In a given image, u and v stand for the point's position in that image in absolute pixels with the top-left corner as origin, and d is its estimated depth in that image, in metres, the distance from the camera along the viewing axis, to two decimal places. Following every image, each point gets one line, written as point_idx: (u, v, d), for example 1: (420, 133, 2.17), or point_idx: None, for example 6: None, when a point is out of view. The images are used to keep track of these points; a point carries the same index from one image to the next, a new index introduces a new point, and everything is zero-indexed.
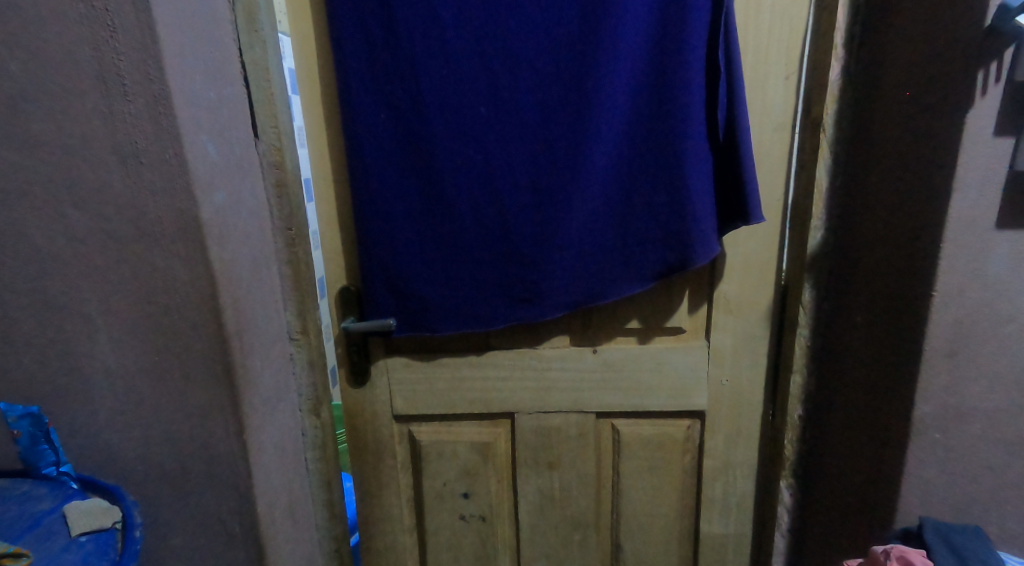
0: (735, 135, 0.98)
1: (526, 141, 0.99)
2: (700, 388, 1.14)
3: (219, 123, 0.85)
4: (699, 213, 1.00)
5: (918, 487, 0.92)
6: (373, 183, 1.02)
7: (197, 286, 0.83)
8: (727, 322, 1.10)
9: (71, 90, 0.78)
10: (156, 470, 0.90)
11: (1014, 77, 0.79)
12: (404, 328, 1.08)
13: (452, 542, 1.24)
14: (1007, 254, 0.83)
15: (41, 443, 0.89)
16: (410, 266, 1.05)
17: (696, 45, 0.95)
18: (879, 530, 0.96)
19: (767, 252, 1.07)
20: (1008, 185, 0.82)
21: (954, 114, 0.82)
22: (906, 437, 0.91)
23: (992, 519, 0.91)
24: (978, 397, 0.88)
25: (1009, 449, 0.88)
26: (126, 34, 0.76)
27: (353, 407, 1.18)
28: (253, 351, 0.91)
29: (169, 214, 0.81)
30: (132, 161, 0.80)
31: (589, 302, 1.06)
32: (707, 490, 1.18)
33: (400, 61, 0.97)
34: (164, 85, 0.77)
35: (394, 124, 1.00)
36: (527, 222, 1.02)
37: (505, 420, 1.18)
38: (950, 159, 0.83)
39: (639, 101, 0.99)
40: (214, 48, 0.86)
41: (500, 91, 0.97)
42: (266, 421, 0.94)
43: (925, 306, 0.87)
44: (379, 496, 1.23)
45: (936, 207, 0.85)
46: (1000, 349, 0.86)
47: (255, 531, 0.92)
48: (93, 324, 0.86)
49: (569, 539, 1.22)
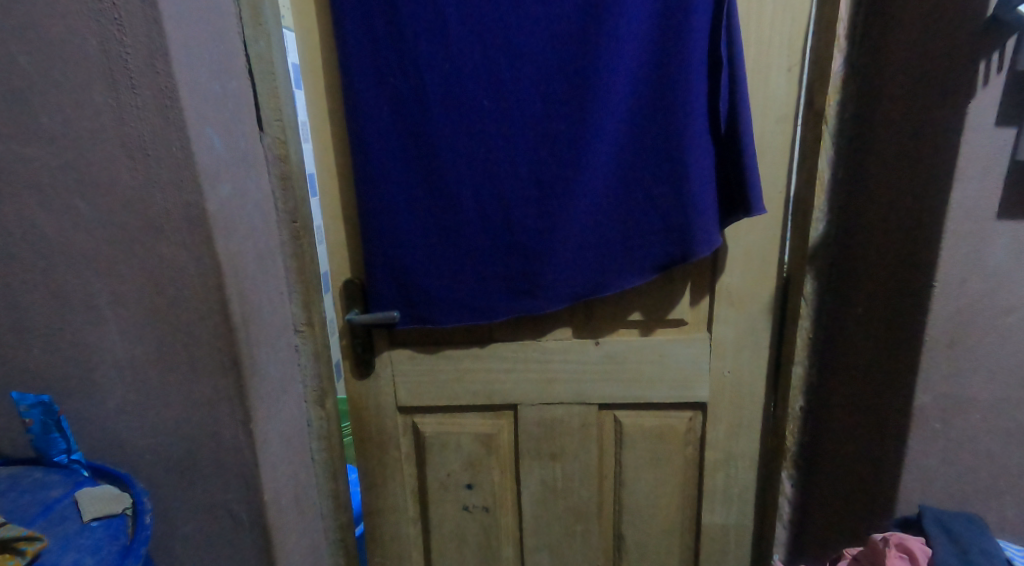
0: (736, 127, 0.98)
1: (529, 135, 1.00)
2: (701, 380, 1.14)
3: (225, 115, 0.86)
4: (700, 204, 1.01)
5: (919, 476, 0.93)
6: (377, 176, 1.02)
7: (203, 277, 0.84)
8: (729, 314, 1.11)
9: (79, 83, 0.79)
10: (165, 459, 0.92)
11: (1015, 68, 0.79)
12: (408, 319, 1.09)
13: (454, 532, 1.25)
14: (1007, 244, 0.84)
15: (52, 432, 0.90)
16: (414, 258, 1.05)
17: (698, 38, 0.96)
18: (880, 519, 0.97)
19: (768, 244, 1.07)
20: (1010, 175, 0.82)
21: (955, 105, 0.83)
22: (906, 427, 0.92)
23: (991, 508, 0.92)
24: (978, 387, 0.88)
25: (1009, 438, 0.89)
26: (132, 26, 0.77)
27: (357, 399, 1.20)
28: (259, 343, 0.92)
29: (177, 205, 0.82)
30: (139, 154, 0.81)
31: (591, 294, 1.07)
32: (708, 482, 1.19)
33: (404, 54, 0.98)
34: (171, 78, 0.78)
35: (397, 117, 1.01)
36: (529, 215, 1.02)
37: (507, 412, 1.19)
38: (952, 150, 0.83)
39: (641, 94, 0.99)
40: (220, 42, 0.87)
41: (504, 85, 0.98)
42: (272, 412, 0.95)
43: (926, 298, 0.88)
44: (383, 488, 1.24)
45: (937, 197, 0.85)
46: (1000, 339, 0.86)
47: (262, 519, 0.93)
48: (103, 315, 0.87)
49: (571, 530, 1.24)
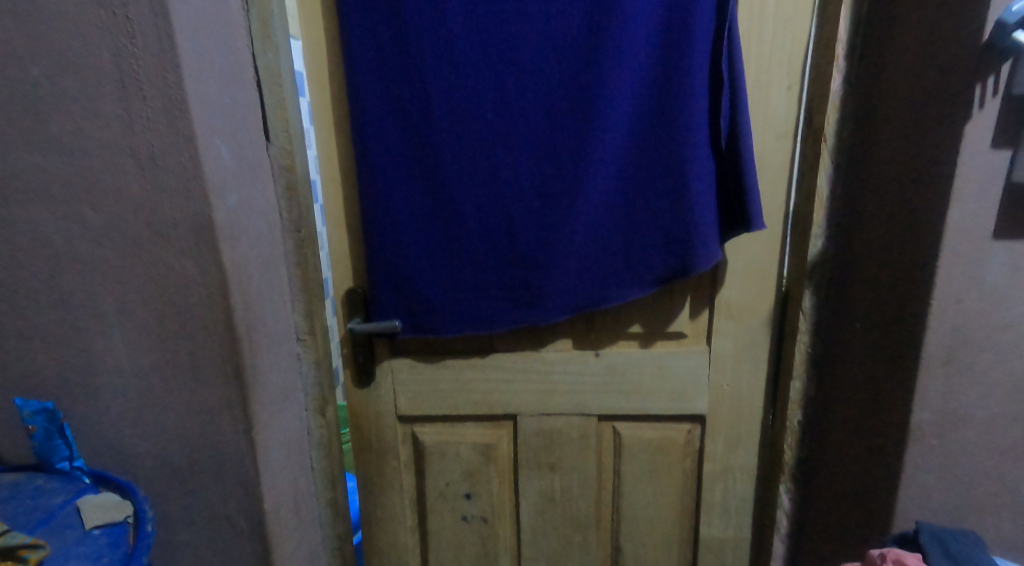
0: (737, 143, 1.00)
1: (532, 148, 1.01)
2: (700, 392, 1.15)
3: (233, 126, 0.88)
4: (700, 218, 1.02)
5: (916, 492, 0.93)
6: (381, 186, 1.04)
7: (208, 286, 0.85)
8: (728, 327, 1.12)
9: (91, 93, 0.80)
10: (166, 466, 0.92)
11: (1011, 91, 0.81)
12: (410, 329, 1.10)
13: (452, 542, 1.25)
14: (1003, 263, 0.85)
15: (55, 438, 0.91)
16: (417, 268, 1.06)
17: (700, 55, 0.97)
18: (877, 535, 0.97)
19: (767, 259, 1.09)
20: (1006, 195, 0.83)
21: (952, 126, 0.84)
22: (904, 442, 0.92)
23: (989, 524, 0.92)
24: (976, 404, 0.89)
25: (1006, 454, 0.90)
26: (145, 39, 0.78)
27: (357, 407, 1.20)
28: (262, 351, 0.93)
29: (184, 215, 0.83)
30: (148, 164, 0.82)
31: (592, 306, 1.07)
32: (706, 494, 1.20)
33: (410, 67, 0.99)
34: (181, 90, 0.79)
35: (402, 128, 1.02)
36: (532, 226, 1.03)
37: (507, 422, 1.20)
38: (949, 169, 0.84)
39: (643, 108, 1.01)
40: (229, 55, 0.88)
41: (507, 98, 0.99)
42: (274, 419, 0.96)
43: (924, 314, 0.88)
44: (382, 496, 1.24)
45: (934, 216, 0.86)
46: (997, 356, 0.87)
47: (262, 527, 0.93)
48: (108, 321, 0.88)
49: (569, 541, 1.24)
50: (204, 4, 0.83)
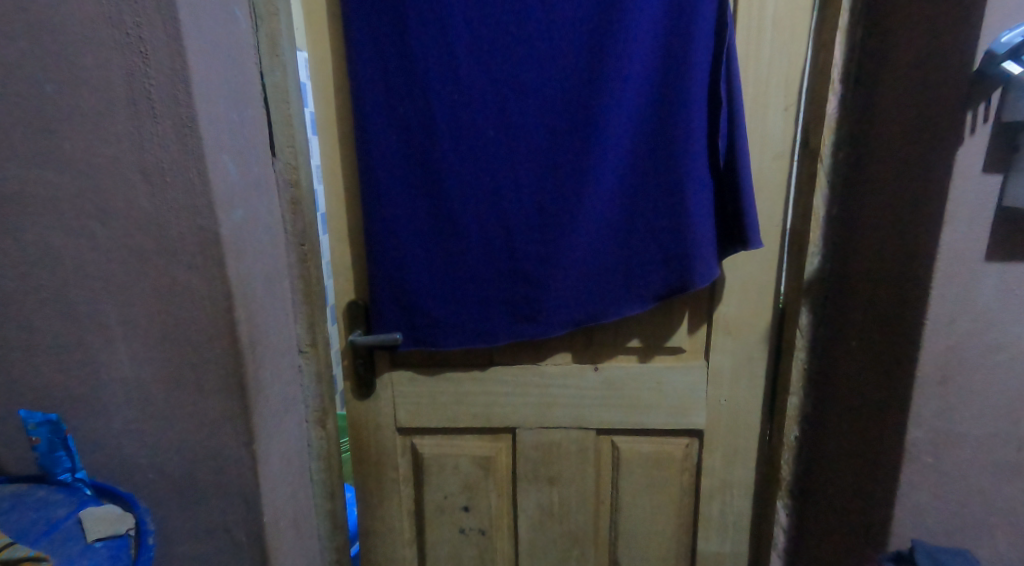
0: (735, 163, 1.01)
1: (533, 165, 1.03)
2: (699, 406, 1.16)
3: (240, 143, 0.89)
4: (700, 236, 1.03)
5: (911, 510, 0.94)
6: (384, 201, 1.05)
7: (213, 299, 0.86)
8: (726, 343, 1.13)
9: (102, 110, 0.82)
10: (166, 479, 0.93)
11: (1001, 118, 0.82)
12: (410, 342, 1.11)
13: (450, 555, 1.26)
14: (995, 284, 0.86)
15: (59, 450, 0.93)
16: (418, 282, 1.07)
17: (698, 77, 0.99)
18: (873, 552, 0.98)
19: (766, 276, 1.10)
20: (998, 219, 0.85)
21: (945, 150, 0.85)
22: (898, 461, 0.93)
23: (983, 542, 0.94)
24: (968, 423, 0.90)
25: (998, 473, 0.91)
26: (157, 58, 0.80)
27: (357, 419, 1.21)
28: (263, 364, 0.94)
29: (190, 230, 0.84)
30: (158, 180, 0.83)
31: (591, 321, 1.09)
32: (704, 509, 1.21)
33: (413, 86, 1.01)
34: (191, 108, 0.81)
35: (405, 145, 1.03)
36: (532, 241, 1.05)
37: (506, 435, 1.21)
38: (941, 192, 0.86)
39: (642, 128, 1.02)
40: (238, 73, 0.90)
41: (509, 117, 1.01)
42: (274, 432, 0.97)
43: (918, 334, 0.89)
44: (381, 508, 1.25)
45: (928, 237, 0.87)
46: (989, 377, 0.89)
47: (261, 540, 0.94)
48: (112, 334, 0.89)
49: (567, 555, 1.24)
50: (214, 25, 0.85)
